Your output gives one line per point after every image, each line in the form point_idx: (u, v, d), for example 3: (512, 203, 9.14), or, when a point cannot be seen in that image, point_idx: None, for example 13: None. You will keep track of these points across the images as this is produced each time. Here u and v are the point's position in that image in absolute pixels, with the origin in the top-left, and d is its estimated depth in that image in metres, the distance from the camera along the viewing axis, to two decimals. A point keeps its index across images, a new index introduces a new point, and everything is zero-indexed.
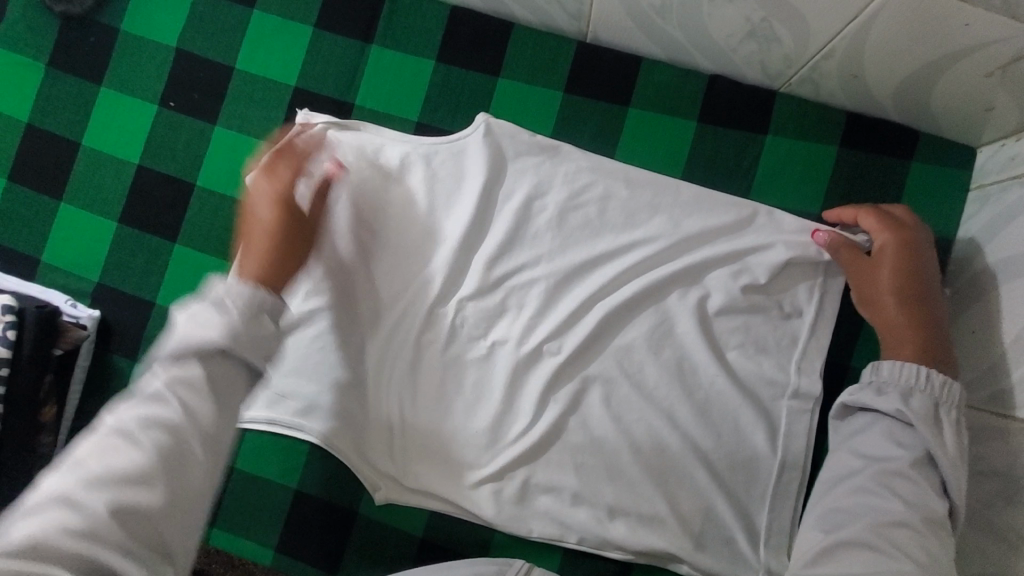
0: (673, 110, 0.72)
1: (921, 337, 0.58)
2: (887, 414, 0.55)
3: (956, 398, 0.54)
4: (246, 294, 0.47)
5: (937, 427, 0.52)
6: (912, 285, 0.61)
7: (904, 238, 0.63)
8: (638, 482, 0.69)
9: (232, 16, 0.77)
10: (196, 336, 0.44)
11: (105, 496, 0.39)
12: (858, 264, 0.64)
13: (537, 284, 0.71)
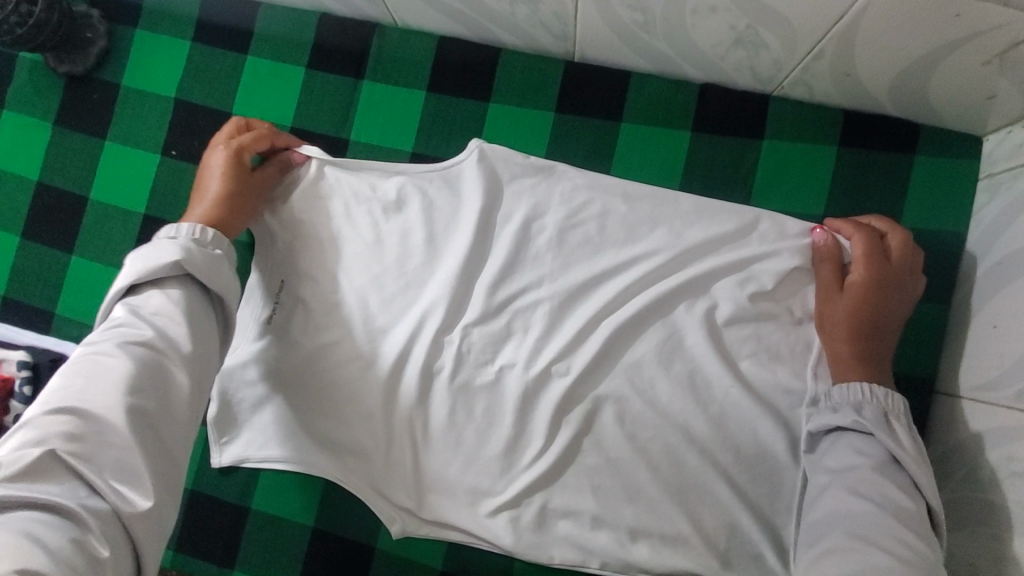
0: (666, 123, 0.72)
1: (871, 362, 0.63)
2: (846, 427, 0.60)
3: (901, 407, 0.60)
4: (189, 247, 0.58)
5: (890, 432, 0.58)
6: (878, 315, 0.63)
7: (881, 271, 0.63)
8: (658, 502, 0.68)
9: (227, 63, 0.79)
10: (155, 269, 0.56)
11: (99, 398, 0.49)
12: (829, 286, 0.65)
13: (541, 306, 0.71)
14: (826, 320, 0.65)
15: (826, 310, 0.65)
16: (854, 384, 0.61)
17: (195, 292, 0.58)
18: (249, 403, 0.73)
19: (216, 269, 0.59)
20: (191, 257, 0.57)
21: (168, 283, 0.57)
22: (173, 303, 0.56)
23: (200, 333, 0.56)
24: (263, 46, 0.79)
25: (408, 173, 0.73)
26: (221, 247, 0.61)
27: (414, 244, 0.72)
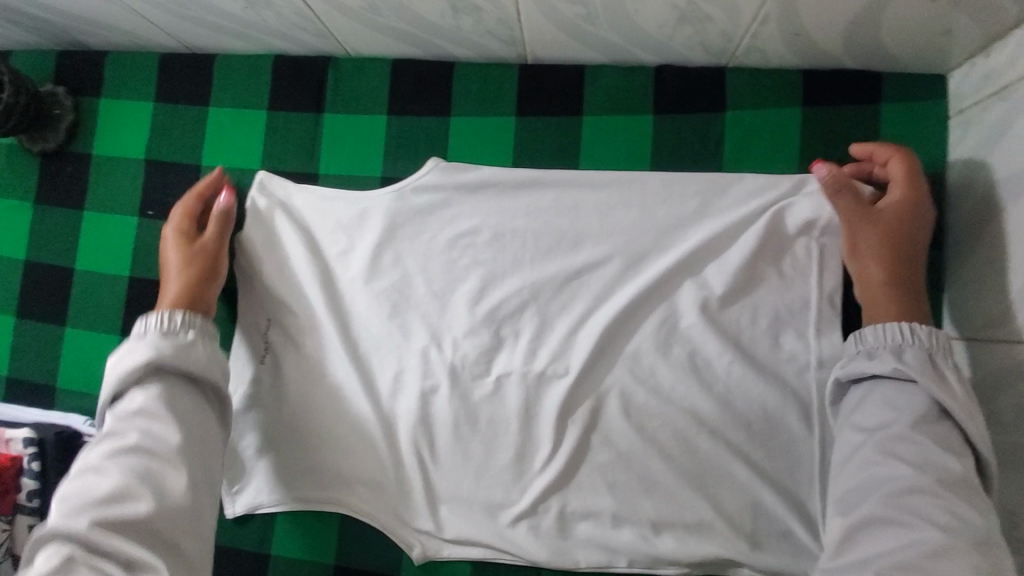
0: (628, 110, 0.71)
1: (906, 299, 0.59)
2: (881, 376, 0.57)
3: (945, 343, 0.56)
4: (160, 342, 0.63)
5: (936, 376, 0.54)
6: (911, 246, 0.60)
7: (912, 197, 0.61)
8: (676, 491, 0.66)
9: (191, 118, 0.81)
10: (133, 370, 0.61)
11: (97, 509, 0.54)
12: (856, 215, 0.62)
13: (528, 310, 0.71)
14: (856, 253, 0.62)
15: (857, 244, 0.62)
16: (890, 324, 0.57)
17: (175, 381, 0.62)
18: (253, 450, 0.74)
19: (189, 354, 0.63)
20: (162, 351, 0.62)
21: (148, 381, 0.62)
22: (152, 397, 0.60)
23: (186, 417, 0.61)
24: (224, 98, 0.80)
25: (363, 195, 0.75)
26: (193, 328, 0.65)
27: (383, 264, 0.74)
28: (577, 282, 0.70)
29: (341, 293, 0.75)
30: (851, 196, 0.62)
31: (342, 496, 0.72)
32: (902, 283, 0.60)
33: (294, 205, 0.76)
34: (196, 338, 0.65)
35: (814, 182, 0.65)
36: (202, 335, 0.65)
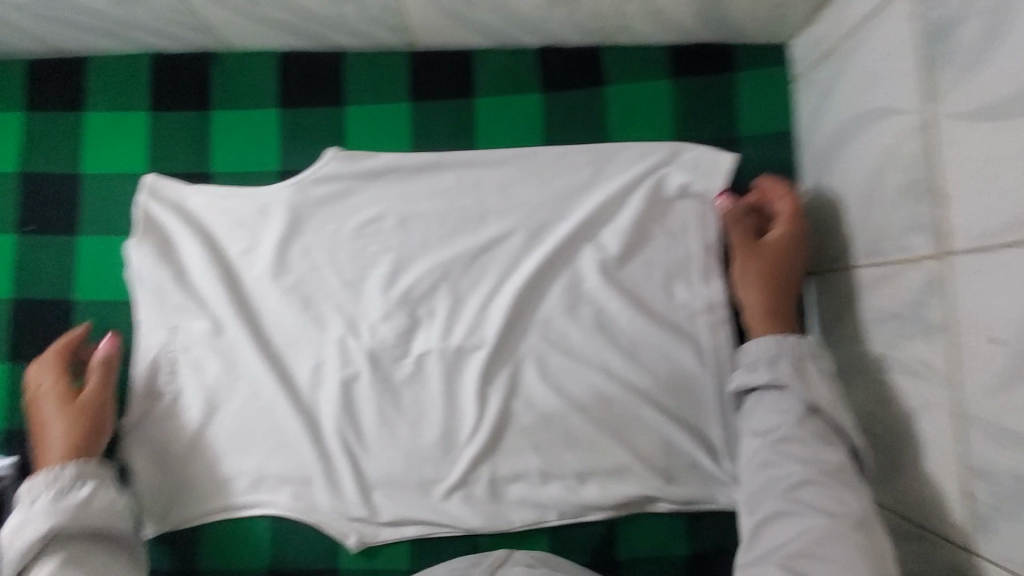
0: (517, 90, 0.75)
1: (782, 317, 0.65)
2: (764, 386, 0.61)
3: (814, 353, 0.61)
4: (53, 506, 0.60)
5: (805, 382, 0.59)
6: (790, 274, 0.66)
7: (793, 230, 0.66)
8: (595, 441, 0.70)
9: (64, 124, 0.76)
10: (29, 545, 0.58)
11: None
12: (746, 244, 0.68)
13: (441, 288, 0.73)
14: (745, 277, 0.68)
15: (743, 271, 0.68)
16: (767, 337, 0.62)
17: (79, 543, 0.60)
18: (164, 463, 0.72)
19: (89, 511, 0.61)
20: (60, 517, 0.59)
21: (50, 551, 0.59)
22: (56, 566, 0.58)
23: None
24: (100, 101, 0.76)
25: (261, 190, 0.74)
26: (87, 482, 0.63)
27: (290, 258, 0.73)
28: (485, 257, 0.73)
29: (247, 292, 0.74)
30: (742, 228, 0.68)
31: (268, 496, 0.71)
32: (778, 305, 0.65)
33: (188, 207, 0.74)
34: (92, 490, 0.63)
35: (687, 145, 0.72)
36: (98, 487, 0.63)
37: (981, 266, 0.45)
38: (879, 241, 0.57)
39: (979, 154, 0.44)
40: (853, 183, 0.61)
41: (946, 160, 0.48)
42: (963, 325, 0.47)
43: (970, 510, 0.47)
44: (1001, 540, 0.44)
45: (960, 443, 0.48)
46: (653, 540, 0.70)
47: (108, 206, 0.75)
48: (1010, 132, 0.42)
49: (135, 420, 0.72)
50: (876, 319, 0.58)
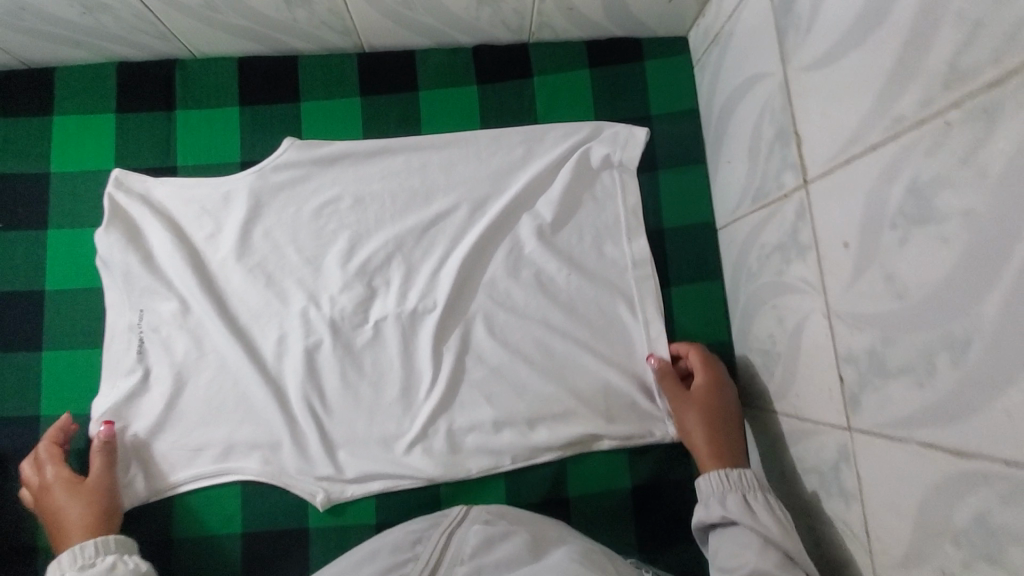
0: (456, 83, 0.85)
1: (724, 451, 0.68)
2: (721, 523, 0.62)
3: (755, 484, 0.63)
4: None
5: (753, 515, 0.60)
6: (722, 412, 0.70)
7: (713, 376, 0.73)
8: (542, 389, 0.77)
9: (33, 128, 0.81)
10: None
11: None
12: (677, 398, 0.73)
13: (395, 259, 0.80)
14: (684, 425, 0.72)
15: (684, 422, 0.72)
16: (712, 474, 0.65)
17: None
18: (139, 436, 0.74)
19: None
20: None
21: None
22: None
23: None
24: (69, 106, 0.82)
25: (226, 181, 0.80)
26: (110, 550, 0.63)
27: (253, 240, 0.79)
28: (434, 229, 0.81)
29: (213, 273, 0.79)
30: (672, 381, 0.74)
31: (238, 462, 0.74)
32: (721, 444, 0.69)
33: (156, 198, 0.80)
34: (116, 557, 0.62)
35: (607, 124, 0.82)
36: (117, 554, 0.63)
37: (831, 185, 0.54)
38: (763, 185, 0.67)
39: (820, 95, 0.55)
40: (740, 143, 0.71)
41: (799, 106, 0.58)
42: (823, 238, 0.56)
43: (844, 394, 0.55)
44: (869, 410, 0.52)
45: (833, 339, 0.56)
46: (599, 473, 0.77)
47: (76, 201, 0.80)
48: (836, 73, 0.52)
49: (110, 396, 0.75)
50: (767, 252, 0.67)
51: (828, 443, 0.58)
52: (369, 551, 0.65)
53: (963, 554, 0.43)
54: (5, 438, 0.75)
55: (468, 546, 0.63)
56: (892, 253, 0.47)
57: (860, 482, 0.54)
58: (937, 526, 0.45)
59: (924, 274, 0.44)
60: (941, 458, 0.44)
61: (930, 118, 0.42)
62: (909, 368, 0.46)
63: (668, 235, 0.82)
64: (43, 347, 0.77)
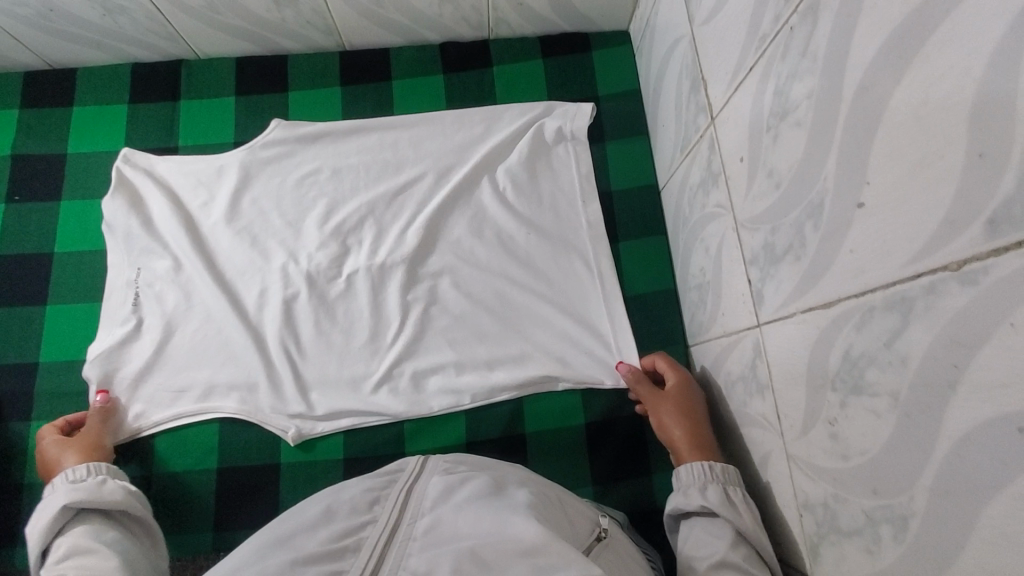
0: (424, 73, 0.96)
1: (704, 446, 0.67)
2: (698, 512, 0.62)
3: (735, 477, 0.62)
4: (74, 485, 0.64)
5: (732, 509, 0.59)
6: (698, 411, 0.70)
7: (685, 378, 0.74)
8: (500, 334, 0.83)
9: (55, 118, 0.93)
10: (50, 520, 0.60)
11: None
12: (653, 400, 0.73)
13: (367, 221, 0.88)
14: (662, 426, 0.71)
15: (661, 422, 0.71)
16: (695, 464, 0.64)
17: (93, 517, 0.63)
18: (128, 378, 0.81)
19: (102, 489, 0.64)
20: (74, 494, 0.62)
21: (71, 528, 0.61)
22: (81, 536, 0.60)
23: (118, 544, 0.60)
24: (87, 98, 0.94)
25: (218, 161, 0.90)
26: (99, 473, 0.67)
27: (242, 206, 0.89)
28: (403, 195, 0.90)
29: (204, 235, 0.88)
30: (646, 387, 0.75)
31: (218, 404, 0.80)
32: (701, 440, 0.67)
33: (158, 172, 0.90)
34: (105, 477, 0.67)
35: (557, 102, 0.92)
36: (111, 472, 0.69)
37: (729, 112, 0.63)
38: (687, 134, 0.75)
39: (716, 41, 0.64)
40: (669, 105, 0.81)
41: (704, 56, 0.68)
42: (728, 161, 0.64)
43: (753, 293, 0.61)
44: (767, 300, 0.58)
45: (741, 248, 0.63)
46: (555, 412, 0.81)
47: (89, 177, 0.91)
48: (723, 18, 0.62)
49: (104, 341, 0.82)
50: (694, 192, 0.75)
51: (747, 346, 0.63)
52: (319, 510, 0.53)
53: (840, 396, 0.48)
54: (5, 382, 0.82)
55: (429, 498, 0.54)
56: (770, 150, 0.55)
57: (770, 369, 0.58)
58: (820, 377, 0.50)
59: (791, 159, 0.51)
60: (816, 314, 0.49)
61: (782, 28, 0.51)
62: (790, 247, 0.53)
63: (615, 196, 0.90)
64: (47, 301, 0.85)
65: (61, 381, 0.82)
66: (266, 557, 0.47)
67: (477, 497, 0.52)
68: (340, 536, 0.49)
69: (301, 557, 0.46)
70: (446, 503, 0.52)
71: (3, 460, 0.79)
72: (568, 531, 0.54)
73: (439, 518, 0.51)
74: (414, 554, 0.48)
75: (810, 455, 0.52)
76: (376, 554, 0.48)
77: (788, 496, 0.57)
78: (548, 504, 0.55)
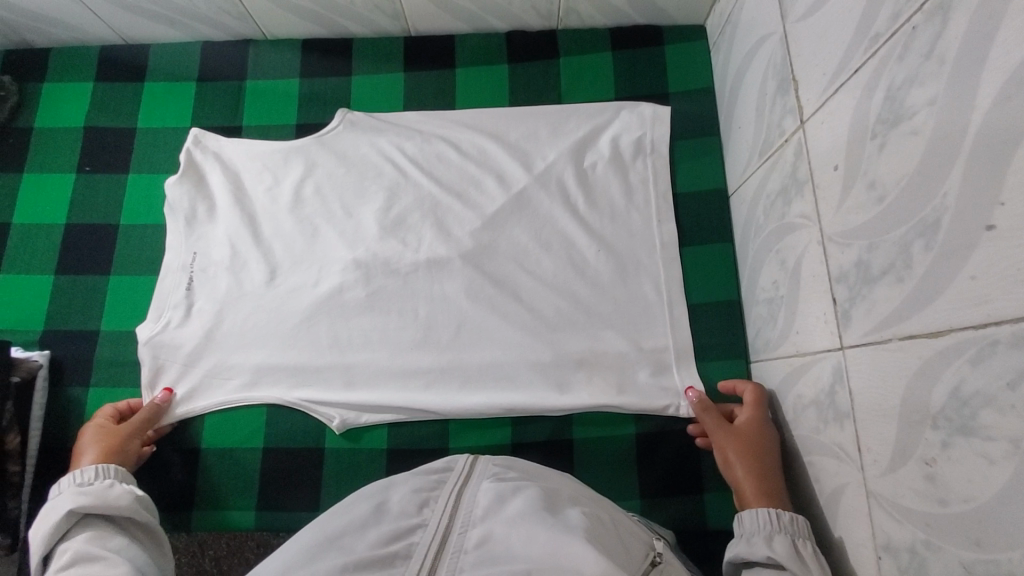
0: (490, 63, 0.94)
1: (772, 491, 0.62)
2: (761, 563, 0.56)
3: (805, 528, 0.57)
4: (82, 490, 0.63)
5: (802, 564, 0.54)
6: (769, 450, 0.65)
7: (761, 414, 0.68)
8: (554, 337, 0.79)
9: (127, 93, 0.95)
10: (55, 526, 0.59)
11: None
12: (719, 433, 0.69)
13: (422, 211, 0.86)
14: (727, 463, 0.67)
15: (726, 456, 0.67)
16: (760, 509, 0.59)
17: (99, 523, 0.61)
18: (180, 360, 0.81)
19: (109, 494, 0.63)
20: (80, 499, 0.61)
21: (76, 533, 0.60)
22: (87, 543, 0.58)
23: (124, 551, 0.59)
24: (157, 75, 0.96)
25: (279, 149, 0.90)
26: (108, 476, 0.66)
27: (301, 192, 0.88)
28: (461, 185, 0.87)
29: (260, 217, 0.88)
30: (714, 418, 0.70)
31: (262, 393, 0.79)
32: (769, 484, 0.63)
33: (225, 154, 0.90)
34: (112, 481, 0.65)
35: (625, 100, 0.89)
36: (117, 471, 0.67)
37: (824, 116, 0.58)
38: (769, 137, 0.71)
39: (814, 39, 0.60)
40: (749, 107, 0.76)
41: (798, 55, 0.63)
42: (819, 169, 0.59)
43: (837, 314, 0.56)
44: (855, 323, 0.53)
45: (827, 263, 0.58)
46: (605, 421, 0.78)
47: (156, 153, 0.93)
48: (824, 15, 0.57)
49: (153, 326, 0.82)
50: (772, 201, 0.70)
51: (825, 369, 0.59)
52: (369, 508, 0.52)
53: (942, 435, 0.43)
54: (67, 348, 0.84)
55: (480, 506, 0.52)
56: (874, 160, 0.50)
57: (852, 397, 0.54)
58: (918, 413, 0.45)
59: (900, 172, 0.47)
60: (919, 344, 0.45)
61: (900, 29, 0.47)
62: (890, 267, 0.48)
63: (681, 198, 0.86)
64: (111, 272, 0.87)
65: (119, 350, 0.84)
66: (316, 559, 0.47)
67: (531, 511, 0.50)
68: (391, 540, 0.48)
69: (352, 563, 0.45)
70: (499, 515, 0.50)
71: (62, 423, 0.81)
72: (624, 557, 0.51)
73: (491, 530, 0.49)
74: (466, 569, 0.46)
75: (898, 494, 0.48)
76: (427, 564, 0.47)
77: (864, 535, 0.53)
78: (601, 526, 0.52)
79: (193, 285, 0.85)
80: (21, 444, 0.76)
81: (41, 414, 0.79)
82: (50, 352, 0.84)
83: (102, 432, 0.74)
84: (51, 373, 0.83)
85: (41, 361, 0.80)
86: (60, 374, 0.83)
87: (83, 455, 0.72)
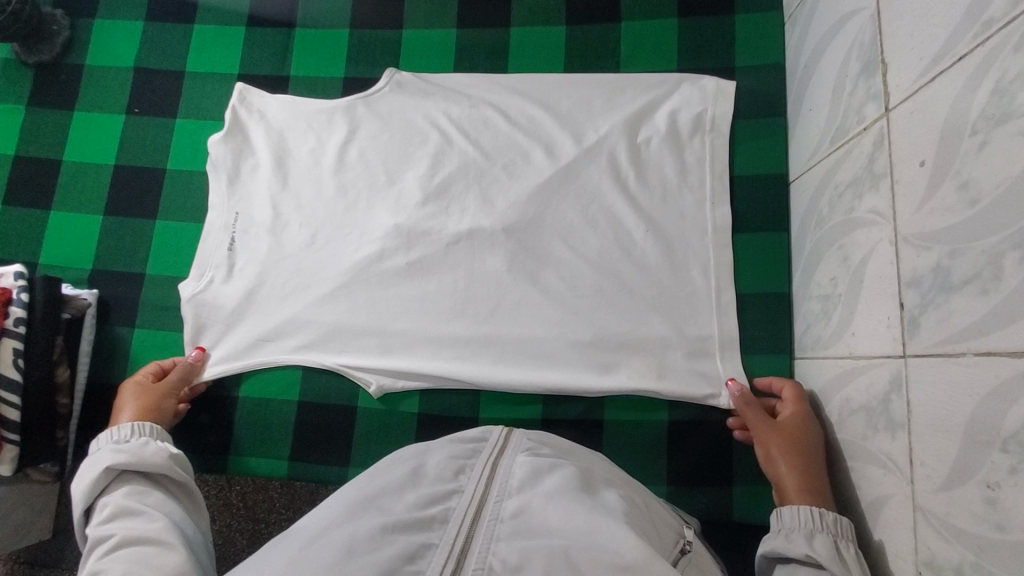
0: (546, 23, 0.90)
1: (815, 489, 0.61)
2: (796, 558, 0.56)
3: (850, 530, 0.56)
4: (119, 447, 0.65)
5: (843, 564, 0.53)
6: (813, 449, 0.64)
7: (807, 412, 0.67)
8: (593, 316, 0.77)
9: (177, 34, 0.94)
10: (94, 482, 0.62)
11: (112, 543, 0.56)
12: (762, 429, 0.68)
13: (467, 179, 0.84)
14: (769, 459, 0.66)
15: (769, 453, 0.66)
16: (802, 508, 0.58)
17: (135, 478, 0.64)
18: (222, 314, 0.83)
19: (143, 451, 0.65)
20: (118, 458, 0.63)
21: (115, 488, 0.63)
22: (125, 497, 0.61)
23: (162, 507, 0.61)
24: (207, 18, 0.94)
25: (326, 108, 0.88)
26: (145, 434, 0.68)
27: (346, 151, 0.86)
28: (508, 153, 0.84)
29: (302, 175, 0.87)
30: (757, 413, 0.69)
31: (302, 352, 0.80)
32: (813, 483, 0.62)
33: (270, 113, 0.89)
34: (147, 439, 0.67)
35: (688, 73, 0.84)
36: (153, 430, 0.69)
37: (913, 107, 0.54)
38: (843, 124, 0.66)
39: (911, 19, 0.55)
40: (825, 89, 0.71)
41: (891, 35, 0.58)
42: (901, 166, 0.55)
43: (903, 320, 0.53)
44: (923, 333, 0.50)
45: (897, 266, 0.55)
46: (637, 406, 0.77)
47: (203, 99, 0.92)
48: None
49: (196, 285, 0.83)
50: (840, 192, 0.66)
51: (881, 375, 0.56)
52: (406, 471, 0.52)
53: (1010, 460, 0.41)
54: (114, 288, 0.86)
55: (515, 478, 0.52)
56: (970, 159, 0.46)
57: (909, 407, 0.52)
58: (985, 434, 0.43)
59: (999, 175, 0.43)
60: (997, 363, 0.42)
61: (1020, 16, 0.42)
62: (976, 276, 0.45)
63: (738, 181, 0.81)
64: (157, 217, 0.88)
65: (163, 295, 0.86)
66: (355, 517, 0.47)
67: (567, 490, 0.49)
68: (428, 504, 0.49)
69: (391, 525, 0.46)
70: (535, 489, 0.50)
71: (108, 361, 0.84)
72: (656, 541, 0.51)
73: (528, 503, 0.49)
74: (503, 538, 0.46)
75: (949, 513, 0.46)
76: (464, 533, 0.47)
77: (906, 547, 0.52)
78: (637, 510, 0.52)
79: (236, 244, 0.85)
80: (71, 377, 0.80)
81: (88, 352, 0.82)
82: (98, 291, 0.86)
83: (139, 390, 0.76)
84: (98, 312, 0.85)
85: (89, 302, 0.82)
86: (107, 315, 0.86)
87: (122, 412, 0.75)
